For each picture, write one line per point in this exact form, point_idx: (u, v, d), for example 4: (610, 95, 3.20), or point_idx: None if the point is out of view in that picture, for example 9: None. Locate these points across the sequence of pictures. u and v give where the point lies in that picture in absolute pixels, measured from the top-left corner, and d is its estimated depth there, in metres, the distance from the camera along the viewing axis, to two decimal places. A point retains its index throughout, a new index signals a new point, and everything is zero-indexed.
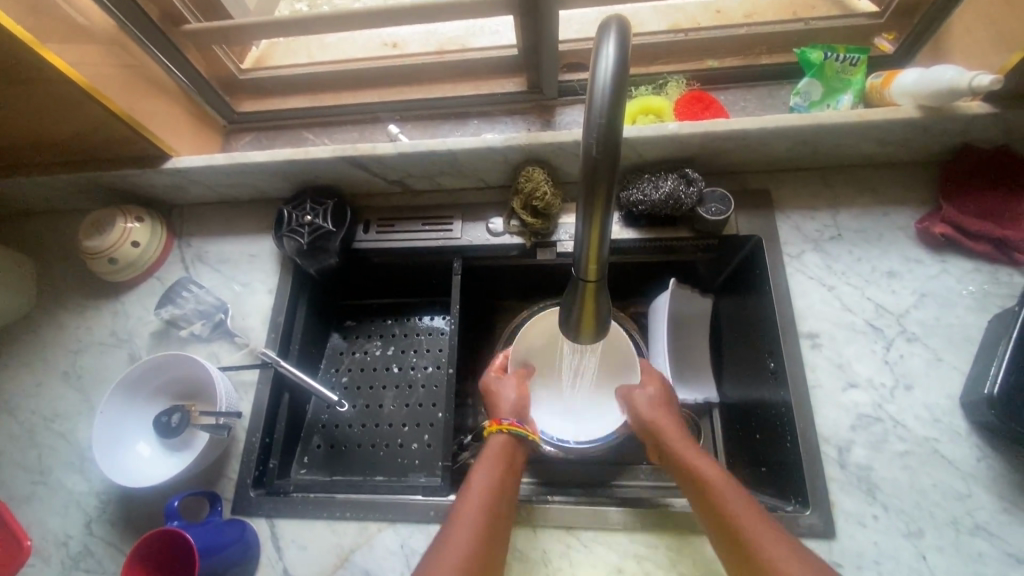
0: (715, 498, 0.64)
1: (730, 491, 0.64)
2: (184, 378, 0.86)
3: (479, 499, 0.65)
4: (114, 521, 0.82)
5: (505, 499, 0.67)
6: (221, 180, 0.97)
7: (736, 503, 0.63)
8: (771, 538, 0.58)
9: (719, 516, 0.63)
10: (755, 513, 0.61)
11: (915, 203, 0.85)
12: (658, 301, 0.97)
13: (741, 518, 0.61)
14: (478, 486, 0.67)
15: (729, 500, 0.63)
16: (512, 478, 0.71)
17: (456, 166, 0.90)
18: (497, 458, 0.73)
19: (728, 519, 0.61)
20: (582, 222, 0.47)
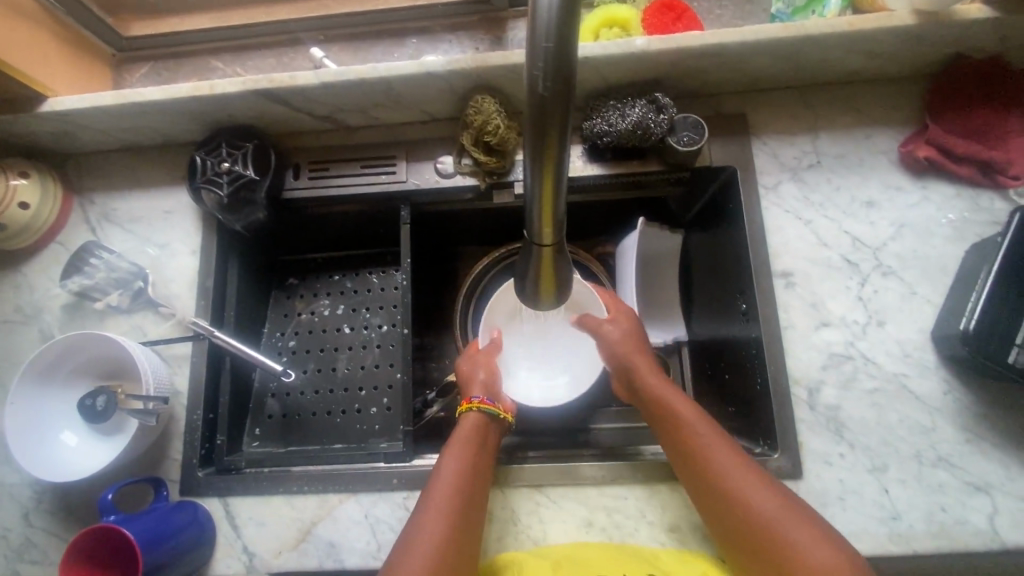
0: (695, 448, 0.63)
1: (710, 437, 0.63)
2: (106, 356, 0.77)
3: (452, 481, 0.63)
4: (54, 512, 0.76)
5: (481, 482, 0.65)
6: (117, 124, 0.82)
7: (714, 448, 0.62)
8: (753, 483, 0.58)
9: (698, 466, 0.62)
10: (733, 457, 0.61)
11: (899, 123, 0.78)
12: (625, 241, 0.91)
13: (720, 467, 0.61)
14: (442, 474, 0.64)
15: (708, 447, 0.63)
16: (485, 451, 0.68)
17: (393, 96, 0.77)
18: (469, 436, 0.69)
19: (707, 468, 0.61)
20: (532, 174, 0.39)
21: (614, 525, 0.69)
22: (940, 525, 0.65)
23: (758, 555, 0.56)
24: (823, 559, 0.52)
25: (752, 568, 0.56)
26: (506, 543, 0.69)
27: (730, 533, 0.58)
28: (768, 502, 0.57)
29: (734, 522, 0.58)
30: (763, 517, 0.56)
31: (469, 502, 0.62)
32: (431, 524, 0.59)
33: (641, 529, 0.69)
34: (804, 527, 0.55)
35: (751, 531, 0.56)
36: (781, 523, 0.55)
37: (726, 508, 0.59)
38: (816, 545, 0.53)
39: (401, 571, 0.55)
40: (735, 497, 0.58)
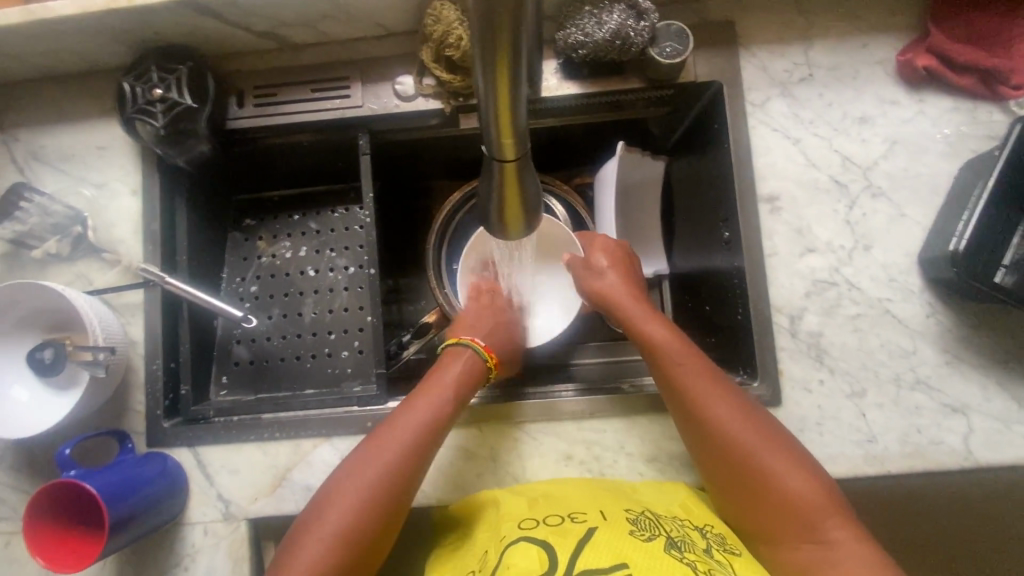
0: (680, 385, 0.61)
1: (698, 370, 0.61)
2: (53, 307, 0.72)
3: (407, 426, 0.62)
4: (17, 469, 0.73)
5: (439, 436, 0.63)
6: (27, 46, 0.72)
7: (698, 384, 0.60)
8: (737, 416, 0.58)
9: (682, 399, 0.60)
10: (719, 392, 0.59)
11: (898, 29, 0.72)
12: (604, 169, 0.85)
13: (704, 404, 0.59)
14: (404, 417, 0.63)
15: (693, 382, 0.60)
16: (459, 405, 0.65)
17: (340, 7, 0.69)
18: (459, 375, 0.67)
19: (692, 401, 0.60)
20: (483, 82, 0.33)
21: (593, 458, 0.69)
22: (914, 446, 0.65)
23: (731, 482, 0.57)
24: (798, 489, 0.54)
25: (722, 492, 0.58)
26: (485, 480, 0.69)
27: (707, 461, 0.59)
28: (749, 434, 0.57)
29: (714, 452, 0.58)
30: (745, 449, 0.57)
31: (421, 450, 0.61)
32: (356, 478, 0.59)
33: (620, 461, 0.69)
34: (782, 457, 0.56)
35: (730, 463, 0.57)
36: (760, 454, 0.56)
37: (709, 443, 0.58)
38: (794, 476, 0.55)
39: (333, 499, 0.58)
40: (716, 430, 0.58)
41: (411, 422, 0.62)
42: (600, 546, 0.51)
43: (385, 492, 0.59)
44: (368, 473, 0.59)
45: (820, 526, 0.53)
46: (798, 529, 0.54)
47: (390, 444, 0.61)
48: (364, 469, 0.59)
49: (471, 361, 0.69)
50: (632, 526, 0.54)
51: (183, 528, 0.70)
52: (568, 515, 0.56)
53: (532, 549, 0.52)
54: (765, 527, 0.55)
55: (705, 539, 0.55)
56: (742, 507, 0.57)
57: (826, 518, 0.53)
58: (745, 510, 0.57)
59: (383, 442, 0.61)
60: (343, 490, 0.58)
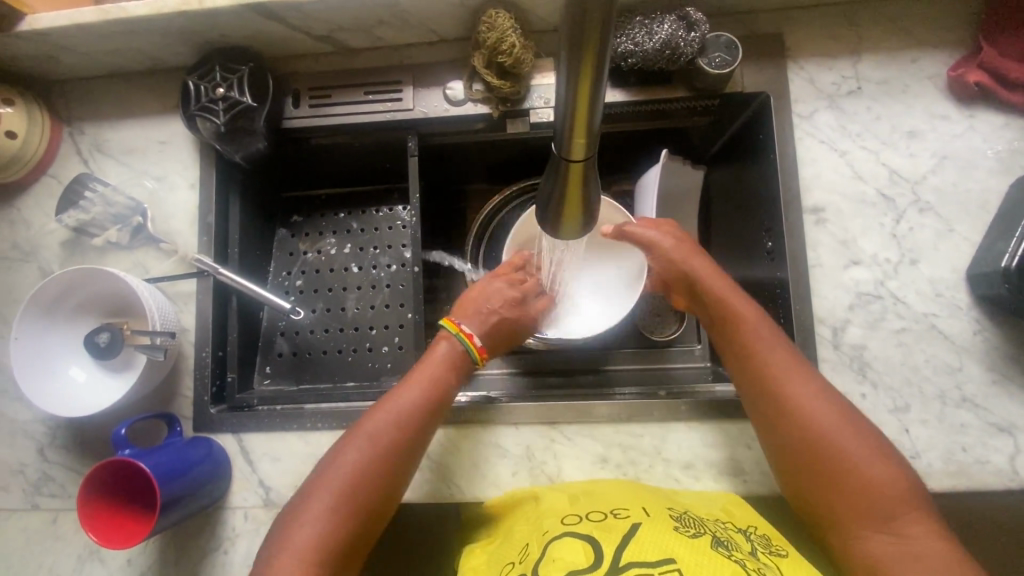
0: (761, 358, 0.60)
1: (772, 350, 0.61)
2: (112, 293, 0.75)
3: (394, 411, 0.62)
4: (69, 447, 0.76)
5: (425, 424, 0.63)
6: (100, 44, 0.76)
7: (782, 361, 0.60)
8: (816, 397, 0.57)
9: (764, 375, 0.60)
10: (796, 372, 0.59)
11: (949, 45, 0.72)
12: (645, 176, 0.86)
13: (788, 382, 0.59)
14: (394, 402, 0.62)
15: (776, 359, 0.60)
16: (451, 387, 0.66)
17: (397, 12, 0.71)
18: (441, 364, 0.66)
19: (767, 378, 0.60)
20: (565, 82, 0.34)
21: (629, 462, 0.69)
22: (959, 464, 0.64)
23: (804, 463, 0.56)
24: (875, 476, 0.53)
25: (794, 470, 0.57)
26: (520, 478, 0.70)
27: (779, 441, 0.58)
28: (831, 416, 0.57)
29: (786, 431, 0.58)
30: (822, 431, 0.56)
31: (411, 437, 0.61)
32: (344, 464, 0.58)
33: (656, 466, 0.69)
34: (863, 442, 0.55)
35: (809, 441, 0.56)
36: (838, 438, 0.55)
37: (788, 422, 0.58)
38: (872, 462, 0.54)
39: (319, 484, 0.57)
40: (799, 408, 0.57)
41: (405, 400, 0.63)
42: (646, 539, 0.51)
43: (381, 468, 0.59)
44: (356, 459, 0.58)
45: (896, 517, 0.52)
46: (876, 516, 0.52)
47: (377, 428, 0.61)
48: (357, 445, 0.59)
49: (454, 346, 0.68)
50: (676, 523, 0.54)
51: (224, 512, 0.72)
52: (610, 511, 0.57)
53: (577, 542, 0.52)
54: (837, 511, 0.54)
55: (749, 542, 0.54)
56: (816, 489, 0.56)
57: (902, 508, 0.52)
58: (818, 491, 0.55)
59: (377, 418, 0.61)
60: (329, 474, 0.58)
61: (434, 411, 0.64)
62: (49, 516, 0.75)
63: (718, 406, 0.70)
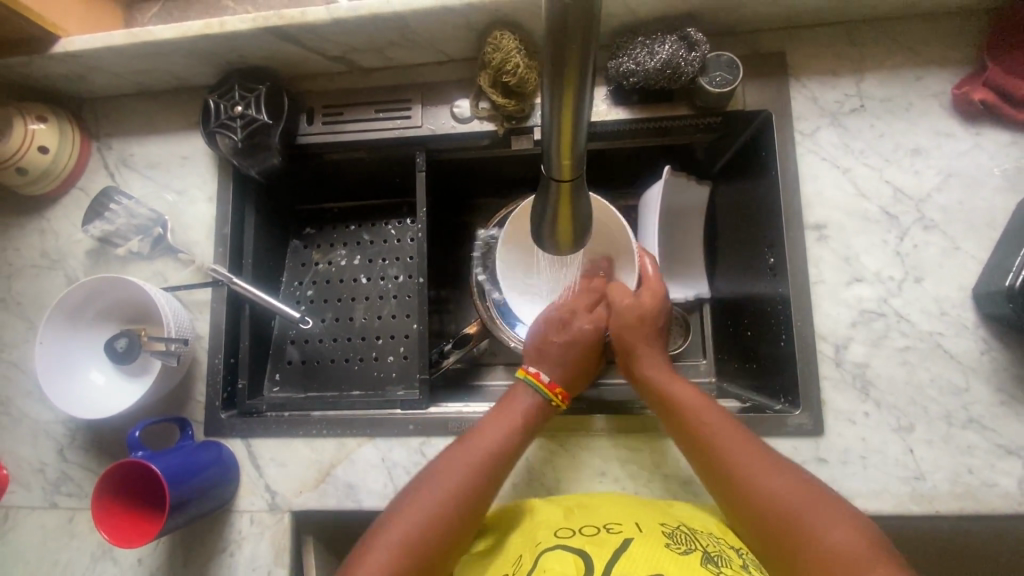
0: (703, 437, 0.62)
1: (719, 430, 0.62)
2: (132, 301, 0.79)
3: (480, 447, 0.64)
4: (87, 448, 0.79)
5: (504, 464, 0.64)
6: (128, 65, 0.80)
7: (724, 437, 0.61)
8: (766, 472, 0.57)
9: (707, 452, 0.61)
10: (744, 446, 0.60)
11: (953, 62, 0.72)
12: (650, 191, 0.87)
13: (733, 458, 0.59)
14: (479, 439, 0.65)
15: (718, 434, 0.61)
16: (534, 426, 0.68)
17: (407, 34, 0.74)
18: (522, 408, 0.68)
19: (717, 461, 0.60)
20: (549, 106, 0.36)
21: (628, 476, 0.69)
22: (966, 486, 0.63)
23: (771, 546, 0.54)
24: (835, 540, 0.50)
25: (764, 546, 0.54)
26: (519, 490, 0.70)
27: (744, 527, 0.57)
28: (782, 486, 0.55)
29: (749, 517, 0.56)
30: (778, 509, 0.54)
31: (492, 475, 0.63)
32: (429, 492, 0.60)
33: (655, 480, 0.69)
34: (818, 512, 0.52)
35: (765, 515, 0.55)
36: (790, 510, 0.53)
37: (743, 499, 0.57)
38: (831, 526, 0.51)
39: (404, 508, 0.59)
40: (748, 483, 0.57)
41: (489, 439, 0.65)
42: (636, 554, 0.52)
43: (463, 506, 0.60)
44: (441, 488, 0.60)
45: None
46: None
47: (463, 464, 0.63)
48: (445, 474, 0.62)
49: (529, 392, 0.69)
50: (668, 540, 0.54)
51: (231, 515, 0.74)
52: (603, 526, 0.58)
53: (567, 555, 0.53)
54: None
55: (740, 556, 0.55)
56: (791, 562, 0.51)
57: (872, 567, 0.47)
58: (793, 566, 0.51)
59: (467, 450, 0.64)
60: (416, 500, 0.60)
61: (508, 456, 0.65)
62: (66, 514, 0.78)
63: None
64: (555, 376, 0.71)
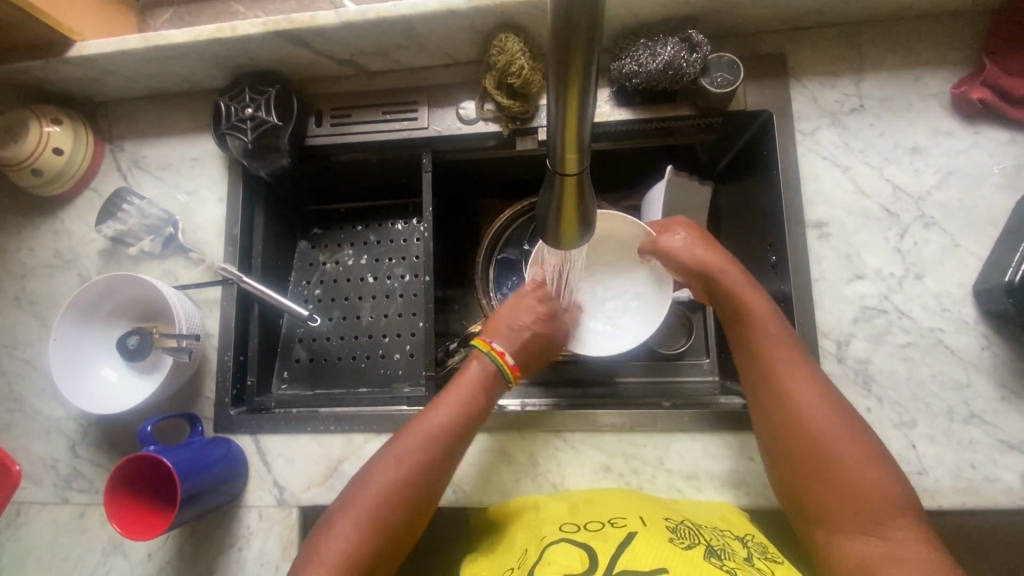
0: (769, 364, 0.62)
1: (783, 358, 0.62)
2: (144, 299, 0.80)
3: (431, 428, 0.64)
4: (98, 444, 0.80)
5: (455, 444, 0.64)
6: (141, 68, 0.82)
7: (786, 366, 0.61)
8: (819, 407, 0.58)
9: (768, 377, 0.62)
10: (806, 375, 0.61)
11: (952, 63, 0.73)
12: (652, 191, 0.88)
13: (793, 390, 0.60)
14: (428, 420, 0.65)
15: (782, 363, 0.61)
16: (485, 404, 0.68)
17: (414, 37, 0.75)
18: (472, 387, 0.68)
19: (774, 381, 0.61)
20: (554, 101, 0.37)
21: (632, 471, 0.70)
22: (968, 481, 0.63)
23: (797, 462, 0.58)
24: (866, 483, 0.55)
25: (789, 474, 0.59)
26: (524, 484, 0.71)
27: (775, 440, 0.60)
28: (832, 425, 0.58)
29: (786, 437, 0.59)
30: (820, 435, 0.57)
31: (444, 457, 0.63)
32: (383, 477, 0.61)
33: (659, 476, 0.69)
34: (857, 450, 0.56)
35: (807, 448, 0.57)
36: (829, 439, 0.57)
37: (790, 427, 0.59)
38: (866, 470, 0.55)
39: (359, 493, 0.60)
40: (802, 414, 0.59)
41: (437, 419, 0.65)
42: (639, 548, 0.53)
43: (415, 490, 0.61)
44: (393, 473, 0.61)
45: (882, 520, 0.53)
46: (864, 518, 0.54)
47: (414, 447, 0.63)
48: (391, 463, 0.61)
49: (486, 364, 0.69)
50: (671, 534, 0.55)
51: (239, 510, 0.75)
52: (607, 521, 0.58)
53: (572, 549, 0.54)
54: (826, 512, 0.55)
55: (745, 548, 0.56)
56: (816, 493, 0.56)
57: (890, 514, 0.53)
58: (818, 496, 0.56)
59: (414, 436, 0.63)
60: (370, 484, 0.60)
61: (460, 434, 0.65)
62: (77, 509, 0.79)
63: (721, 417, 0.70)
64: (512, 351, 0.72)
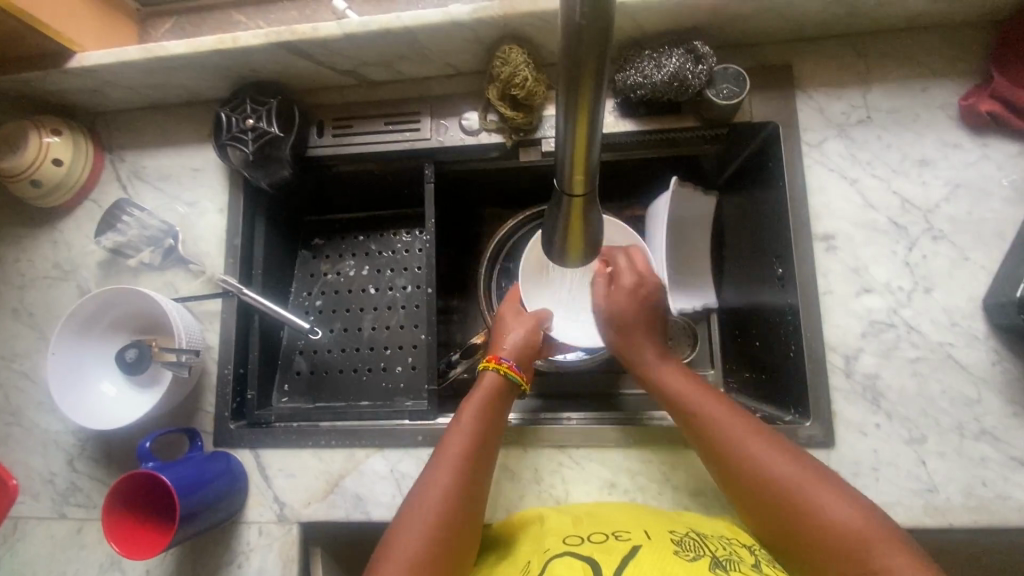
0: (704, 423, 0.63)
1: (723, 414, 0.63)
2: (144, 312, 0.79)
3: (460, 442, 0.64)
4: (97, 458, 0.80)
5: (484, 453, 0.64)
6: (142, 79, 0.81)
7: (720, 419, 0.62)
8: (762, 451, 0.59)
9: (706, 437, 0.62)
10: (741, 425, 0.61)
11: (960, 74, 0.72)
12: (657, 202, 0.87)
13: (733, 442, 0.60)
14: (455, 434, 0.64)
15: (716, 418, 0.63)
16: (500, 414, 0.68)
17: (418, 49, 0.75)
18: (483, 403, 0.67)
19: (714, 443, 0.61)
20: (563, 120, 0.36)
21: (637, 488, 0.69)
22: (979, 500, 0.62)
23: (769, 516, 0.57)
24: (835, 516, 0.53)
25: (769, 527, 0.57)
26: (528, 501, 0.70)
27: (745, 502, 0.59)
28: (779, 463, 0.57)
29: (747, 493, 0.58)
30: (780, 485, 0.56)
31: (478, 469, 0.63)
32: (427, 502, 0.59)
33: (665, 493, 0.68)
34: (817, 485, 0.55)
35: (766, 494, 0.57)
36: (786, 482, 0.56)
37: (742, 479, 0.59)
38: (829, 503, 0.54)
39: (406, 522, 0.58)
40: (746, 462, 0.59)
41: (464, 434, 0.64)
42: (645, 562, 0.52)
43: (457, 508, 0.59)
44: (435, 498, 0.59)
45: (866, 557, 0.50)
46: (849, 562, 0.51)
47: (451, 468, 0.61)
48: (425, 508, 0.59)
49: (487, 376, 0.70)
50: (676, 546, 0.54)
51: (239, 527, 0.74)
52: (612, 533, 0.57)
53: (577, 565, 0.52)
54: (817, 562, 0.53)
55: (753, 556, 0.56)
56: (800, 543, 0.54)
57: (873, 542, 0.50)
58: (800, 543, 0.54)
59: (443, 469, 0.61)
60: (416, 513, 0.58)
61: (487, 444, 0.65)
62: (75, 525, 0.78)
63: None
64: (506, 350, 0.73)
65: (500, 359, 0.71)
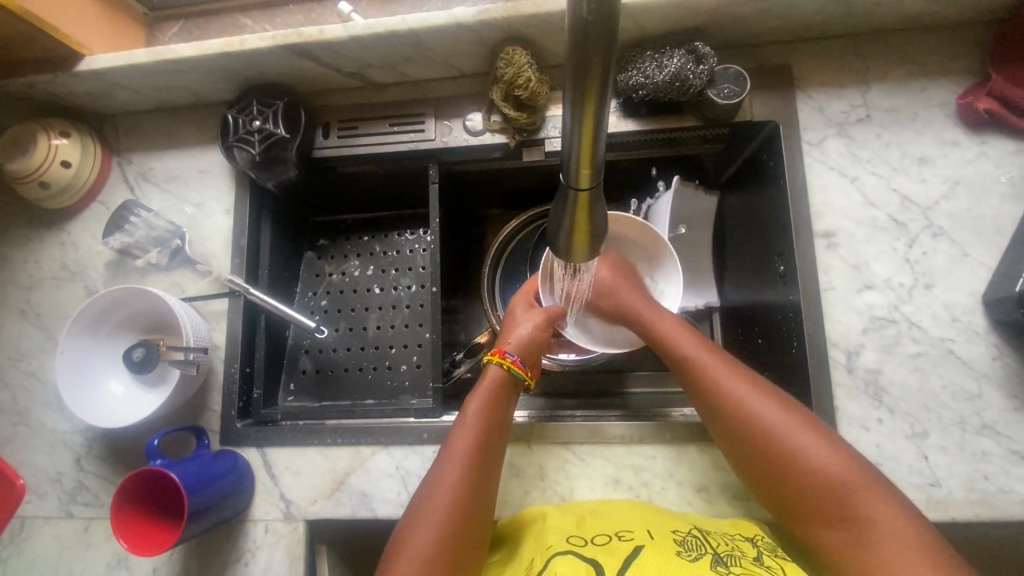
0: (697, 367, 0.64)
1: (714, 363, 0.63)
2: (151, 311, 0.80)
3: (467, 435, 0.64)
4: (104, 457, 0.80)
5: (491, 445, 0.64)
6: (150, 82, 0.82)
7: (712, 365, 0.64)
8: (748, 395, 0.60)
9: (699, 379, 0.64)
10: (732, 372, 0.63)
11: (957, 73, 0.73)
12: (659, 201, 0.88)
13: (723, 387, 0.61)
14: (462, 427, 0.65)
15: (708, 364, 0.64)
16: (506, 408, 0.68)
17: (422, 51, 0.76)
18: (489, 389, 0.68)
19: (704, 385, 0.63)
20: (571, 116, 0.37)
21: (642, 484, 0.69)
22: (981, 493, 0.63)
23: (751, 456, 0.59)
24: (817, 463, 0.55)
25: (748, 467, 0.59)
26: (533, 497, 0.70)
27: (731, 446, 0.60)
28: (766, 408, 0.59)
29: (732, 434, 0.60)
30: (765, 429, 0.58)
31: (487, 460, 0.63)
32: (436, 498, 0.60)
33: (669, 489, 0.69)
34: (799, 431, 0.57)
35: (750, 435, 0.58)
36: (771, 427, 0.58)
37: (730, 422, 0.60)
38: (813, 450, 0.55)
39: (418, 519, 0.59)
40: (733, 405, 0.60)
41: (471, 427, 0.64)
42: (647, 565, 0.52)
43: (467, 502, 0.60)
44: (444, 493, 0.60)
45: (848, 501, 0.53)
46: (829, 503, 0.54)
47: (458, 462, 0.62)
48: (435, 504, 0.59)
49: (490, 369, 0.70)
50: (679, 547, 0.55)
51: (246, 525, 0.74)
52: (614, 534, 0.58)
53: (580, 564, 0.53)
54: (795, 504, 0.56)
55: (756, 548, 0.57)
56: (780, 484, 0.57)
57: (852, 492, 0.53)
58: (779, 484, 0.56)
59: (449, 463, 0.62)
60: (427, 508, 0.59)
61: (494, 436, 0.65)
62: (82, 524, 0.78)
63: None
64: (511, 345, 0.73)
65: (504, 355, 0.71)
